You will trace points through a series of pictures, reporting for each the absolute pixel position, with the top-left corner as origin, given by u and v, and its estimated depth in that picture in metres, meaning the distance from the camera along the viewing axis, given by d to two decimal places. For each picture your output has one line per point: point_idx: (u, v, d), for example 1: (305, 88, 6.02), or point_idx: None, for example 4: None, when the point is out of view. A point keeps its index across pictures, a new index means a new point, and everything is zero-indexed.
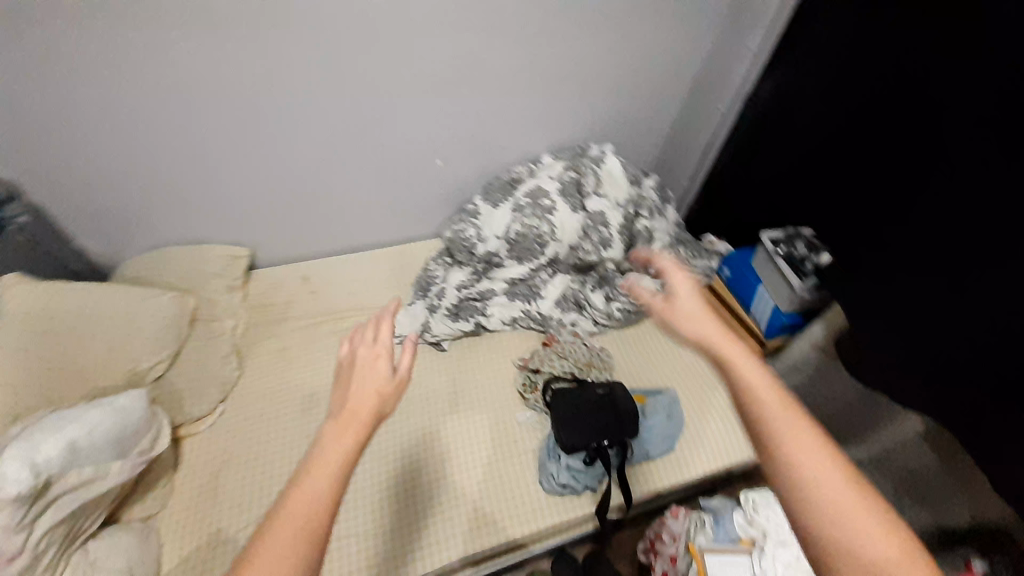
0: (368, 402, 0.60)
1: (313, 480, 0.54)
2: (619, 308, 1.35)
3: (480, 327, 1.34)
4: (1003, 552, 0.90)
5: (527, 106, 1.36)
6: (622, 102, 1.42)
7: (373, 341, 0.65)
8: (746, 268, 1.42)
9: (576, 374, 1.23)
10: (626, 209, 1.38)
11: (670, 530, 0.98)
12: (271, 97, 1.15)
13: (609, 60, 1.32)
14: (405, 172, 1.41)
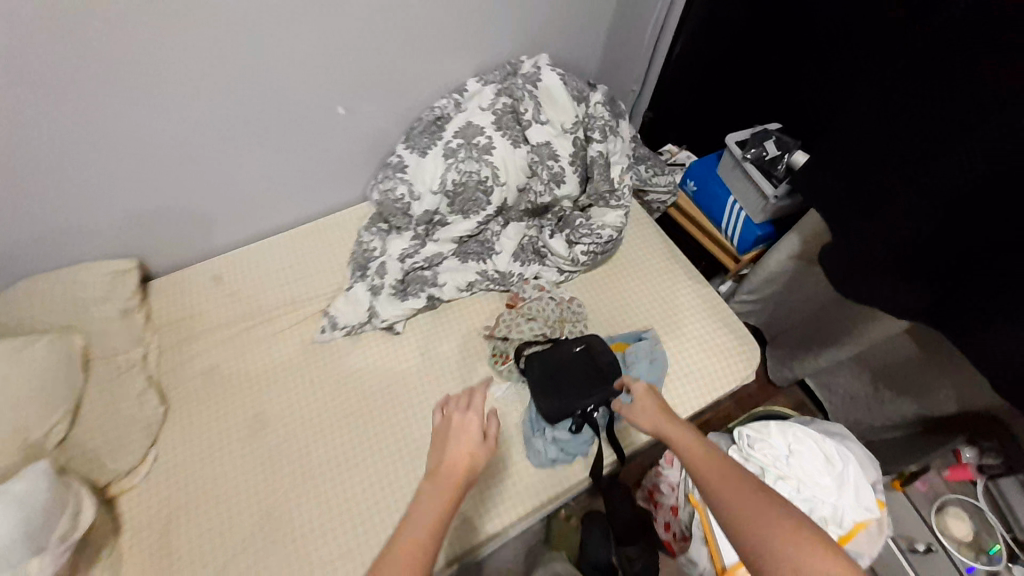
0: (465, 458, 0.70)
1: (415, 525, 0.63)
2: (584, 252, 1.17)
3: (434, 300, 1.18)
4: (991, 439, 0.96)
5: (439, 22, 1.07)
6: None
7: (465, 408, 0.75)
8: (713, 178, 1.29)
9: (549, 334, 1.12)
10: (576, 135, 1.16)
11: (669, 480, 1.00)
12: (97, 62, 0.85)
13: None
14: (305, 131, 1.14)
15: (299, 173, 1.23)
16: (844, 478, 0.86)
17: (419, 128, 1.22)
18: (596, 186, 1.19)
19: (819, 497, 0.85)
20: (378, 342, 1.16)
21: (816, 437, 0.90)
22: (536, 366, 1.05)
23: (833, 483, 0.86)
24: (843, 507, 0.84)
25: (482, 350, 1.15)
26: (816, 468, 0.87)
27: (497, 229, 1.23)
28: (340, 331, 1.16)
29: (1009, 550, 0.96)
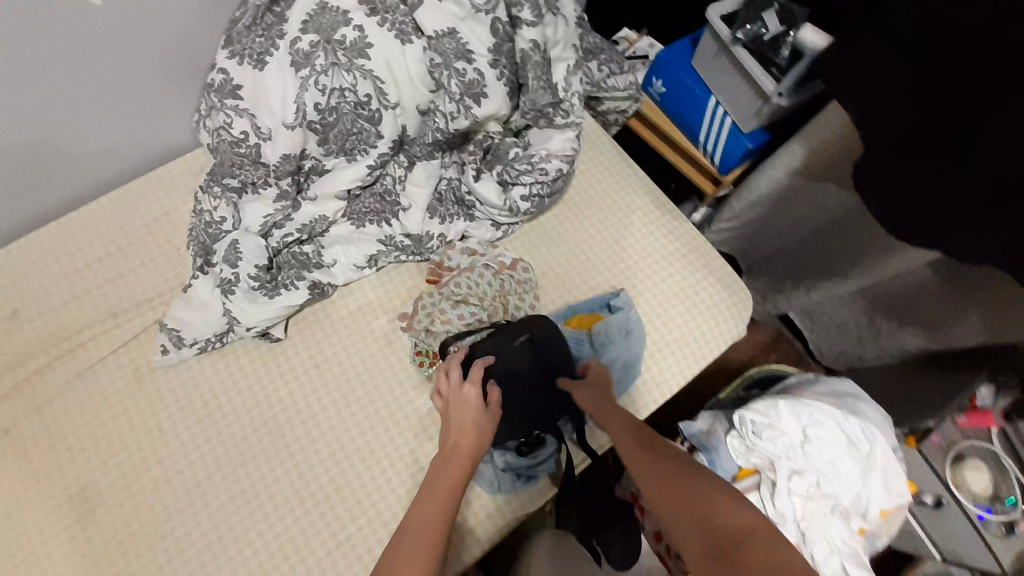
0: (469, 436, 0.69)
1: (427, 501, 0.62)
2: (525, 196, 0.84)
3: (323, 288, 0.83)
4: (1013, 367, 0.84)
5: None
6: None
7: (459, 382, 0.73)
8: (685, 73, 0.96)
9: (488, 317, 0.84)
10: (495, 15, 0.74)
11: None
12: None
13: None
14: (40, 39, 0.67)
15: (64, 115, 0.77)
16: (868, 455, 0.69)
17: (243, 20, 0.77)
18: (532, 98, 0.80)
19: (843, 486, 0.68)
20: (253, 355, 0.83)
21: (834, 409, 0.71)
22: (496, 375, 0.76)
23: (856, 465, 0.69)
24: (867, 491, 0.69)
25: (401, 352, 0.83)
26: (839, 450, 0.69)
27: (402, 173, 0.85)
28: (191, 350, 0.81)
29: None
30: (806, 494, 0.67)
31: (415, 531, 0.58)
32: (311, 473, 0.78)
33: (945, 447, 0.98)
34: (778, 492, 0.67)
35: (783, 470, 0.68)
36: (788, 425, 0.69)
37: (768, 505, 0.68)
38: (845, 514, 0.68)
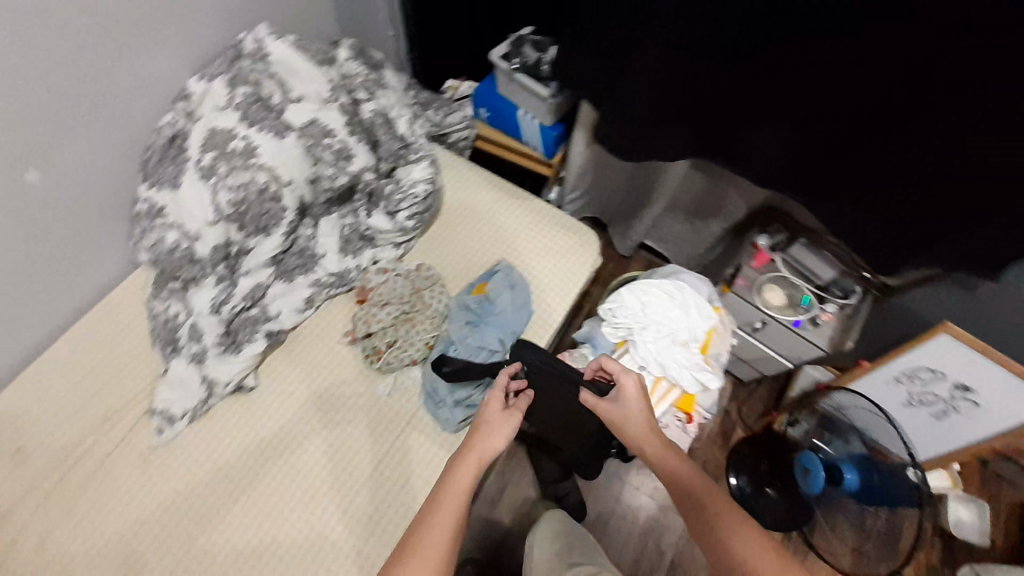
0: (487, 446, 0.76)
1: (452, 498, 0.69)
2: (410, 216, 1.11)
3: (278, 334, 1.04)
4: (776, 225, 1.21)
5: (110, 14, 0.84)
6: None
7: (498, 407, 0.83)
8: (495, 97, 1.29)
9: (410, 308, 1.07)
10: (339, 99, 1.03)
11: None
12: None
13: None
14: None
15: (22, 273, 0.94)
16: (688, 301, 1.03)
17: (153, 158, 1.02)
18: (387, 147, 1.10)
19: (678, 327, 1.01)
20: (236, 406, 1.02)
21: (655, 283, 1.04)
22: (522, 353, 0.99)
23: (682, 311, 1.02)
24: (696, 324, 1.01)
25: (353, 359, 1.05)
26: (666, 306, 1.02)
27: (311, 230, 1.10)
28: (182, 422, 0.99)
29: (816, 297, 1.14)
30: (654, 339, 1.00)
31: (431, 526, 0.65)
32: (314, 474, 0.96)
33: (750, 284, 1.19)
34: (639, 350, 1.00)
35: (637, 331, 1.01)
36: (627, 300, 1.03)
37: (636, 356, 1.01)
38: (688, 345, 1.00)
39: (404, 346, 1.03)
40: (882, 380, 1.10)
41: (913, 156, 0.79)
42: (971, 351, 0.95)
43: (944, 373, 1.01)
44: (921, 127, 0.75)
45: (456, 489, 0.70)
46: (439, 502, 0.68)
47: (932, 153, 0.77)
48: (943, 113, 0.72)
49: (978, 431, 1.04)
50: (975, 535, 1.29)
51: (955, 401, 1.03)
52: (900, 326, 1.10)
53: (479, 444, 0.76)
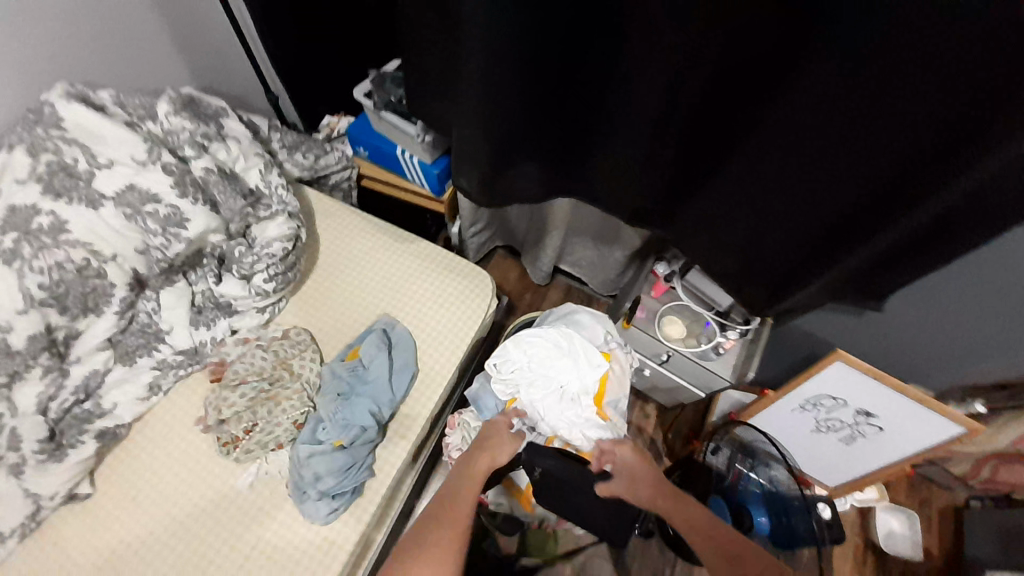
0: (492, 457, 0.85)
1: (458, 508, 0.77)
2: (268, 278, 0.97)
3: (111, 432, 0.91)
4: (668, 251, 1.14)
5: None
6: None
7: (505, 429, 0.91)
8: (373, 135, 1.18)
9: (271, 384, 0.94)
10: (161, 160, 0.91)
11: (456, 446, 0.99)
12: None
13: None
14: None
15: None
16: (577, 350, 0.96)
17: None
18: (229, 207, 0.96)
19: (567, 381, 0.94)
20: (67, 520, 0.88)
21: (540, 333, 0.97)
22: (537, 457, 0.87)
23: (571, 362, 0.95)
24: (586, 375, 0.95)
25: (206, 449, 0.91)
26: (553, 358, 0.95)
27: (153, 304, 0.95)
28: (12, 541, 0.84)
29: (718, 324, 1.09)
30: (540, 396, 0.95)
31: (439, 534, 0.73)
32: None
33: (652, 315, 1.15)
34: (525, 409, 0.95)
35: (523, 389, 0.95)
36: (512, 355, 0.96)
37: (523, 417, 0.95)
38: (579, 398, 0.95)
39: (268, 428, 0.91)
40: (789, 409, 1.05)
41: (757, 195, 0.75)
42: (868, 377, 0.91)
43: (846, 399, 0.97)
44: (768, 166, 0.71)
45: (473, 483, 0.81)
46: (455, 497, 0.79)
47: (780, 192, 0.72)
48: (786, 145, 0.67)
49: (885, 455, 1.01)
50: (905, 545, 1.28)
51: (860, 426, 1.00)
52: (797, 347, 1.06)
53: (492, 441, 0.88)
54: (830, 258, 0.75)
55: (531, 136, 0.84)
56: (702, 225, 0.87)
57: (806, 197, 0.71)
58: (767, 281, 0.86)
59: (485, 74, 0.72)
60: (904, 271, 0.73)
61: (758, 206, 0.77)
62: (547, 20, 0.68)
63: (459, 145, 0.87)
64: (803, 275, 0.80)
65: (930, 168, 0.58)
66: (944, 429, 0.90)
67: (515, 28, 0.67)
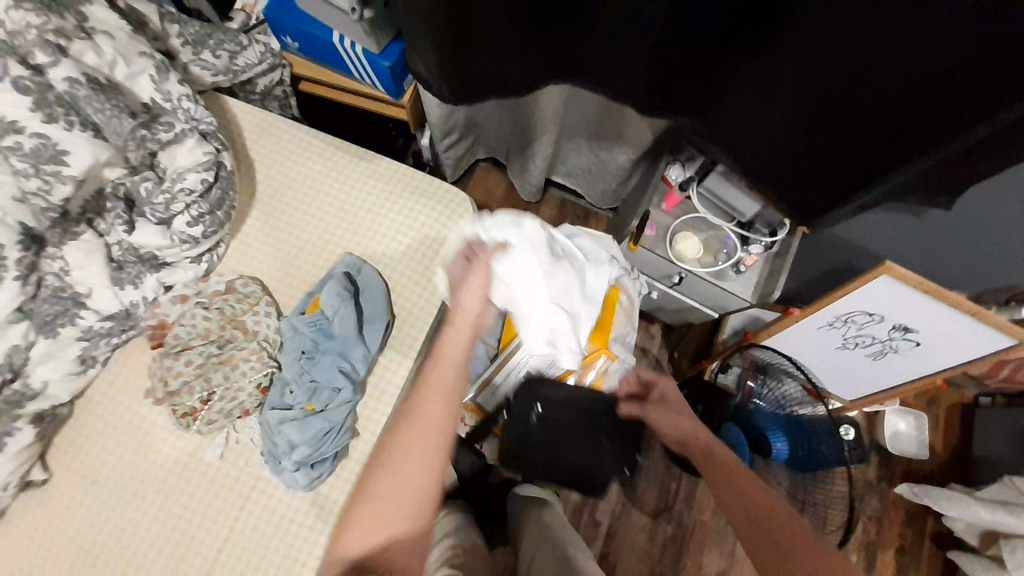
0: (454, 345, 0.61)
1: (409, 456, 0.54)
2: (192, 221, 0.79)
3: (51, 413, 0.79)
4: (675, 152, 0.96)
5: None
6: None
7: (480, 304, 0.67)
8: (299, 19, 0.90)
9: (221, 347, 0.81)
10: (6, 72, 0.67)
11: None
12: None
13: None
14: None
15: None
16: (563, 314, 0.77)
17: None
18: (114, 130, 0.73)
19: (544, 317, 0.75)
20: (32, 506, 0.80)
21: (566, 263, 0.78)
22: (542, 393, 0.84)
23: (560, 313, 0.76)
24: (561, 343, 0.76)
25: (164, 422, 0.81)
26: (562, 285, 0.77)
27: (60, 263, 0.78)
28: None
29: (740, 238, 0.95)
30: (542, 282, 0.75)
31: (386, 499, 0.54)
32: None
33: (662, 233, 0.99)
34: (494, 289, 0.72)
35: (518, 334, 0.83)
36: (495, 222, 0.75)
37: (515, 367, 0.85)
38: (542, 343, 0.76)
39: (229, 394, 0.79)
40: (814, 326, 0.94)
41: (748, 114, 0.67)
42: (917, 292, 0.77)
43: (882, 315, 0.85)
44: (762, 88, 0.62)
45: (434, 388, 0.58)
46: (404, 440, 0.55)
47: (773, 113, 0.64)
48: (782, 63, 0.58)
49: (917, 367, 0.92)
50: (911, 445, 1.24)
51: (894, 341, 0.89)
52: (830, 252, 0.92)
53: (461, 317, 0.64)
54: (877, 158, 0.60)
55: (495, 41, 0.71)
56: (729, 126, 0.71)
57: (868, 73, 0.52)
58: (791, 187, 0.73)
59: None
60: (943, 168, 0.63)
61: (787, 94, 0.61)
62: None
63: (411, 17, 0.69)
64: (835, 178, 0.67)
65: (933, 112, 0.51)
66: (992, 342, 0.79)
67: None
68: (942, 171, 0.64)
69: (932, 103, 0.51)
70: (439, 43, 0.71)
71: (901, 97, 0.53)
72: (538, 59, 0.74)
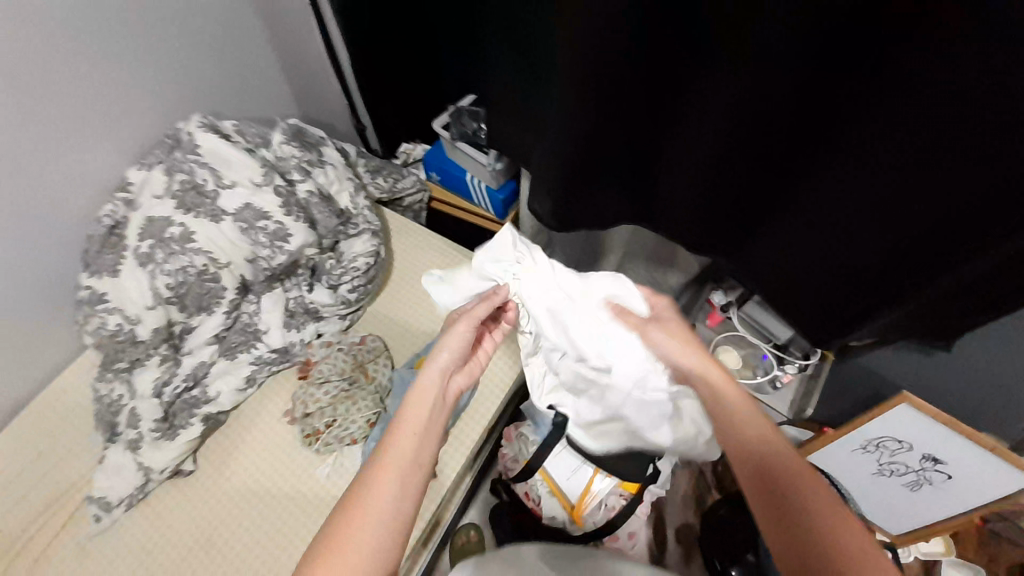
0: (420, 418, 0.66)
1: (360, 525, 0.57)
2: (350, 290, 1.12)
3: (214, 416, 1.03)
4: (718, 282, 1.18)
5: (28, 119, 0.86)
6: (190, 42, 1.03)
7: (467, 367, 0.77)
8: (445, 161, 1.29)
9: (350, 385, 1.05)
10: (273, 182, 1.03)
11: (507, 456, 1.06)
12: None
13: (138, 28, 0.94)
14: None
15: None
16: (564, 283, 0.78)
17: (93, 248, 1.00)
18: (324, 225, 1.09)
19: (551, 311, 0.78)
20: (171, 492, 0.99)
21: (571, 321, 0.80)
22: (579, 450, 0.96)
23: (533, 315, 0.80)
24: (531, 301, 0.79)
25: (291, 439, 1.03)
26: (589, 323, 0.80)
27: (254, 307, 1.09)
28: (121, 508, 0.96)
29: (776, 357, 1.13)
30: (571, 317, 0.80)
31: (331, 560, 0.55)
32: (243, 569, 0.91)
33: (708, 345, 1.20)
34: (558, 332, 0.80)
35: None
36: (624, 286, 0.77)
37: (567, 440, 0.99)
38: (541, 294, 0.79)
39: (345, 424, 1.02)
40: (849, 450, 1.03)
41: (791, 260, 0.83)
42: (939, 425, 0.87)
43: (911, 444, 0.94)
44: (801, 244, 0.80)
45: (391, 463, 0.61)
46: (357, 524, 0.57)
47: (813, 263, 0.80)
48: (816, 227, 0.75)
49: (957, 502, 0.96)
50: None
51: (926, 471, 0.96)
52: (857, 384, 1.04)
53: (418, 395, 0.69)
54: (869, 298, 0.78)
55: (604, 183, 0.88)
56: (754, 267, 0.91)
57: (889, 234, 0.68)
58: (835, 321, 0.86)
59: (576, 104, 0.73)
60: (952, 325, 0.76)
61: (823, 249, 0.77)
62: (629, 112, 0.75)
63: (540, 169, 0.90)
64: (872, 314, 0.80)
65: (943, 268, 0.66)
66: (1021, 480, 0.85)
67: (602, 105, 0.73)
68: (926, 326, 0.79)
69: (905, 265, 0.70)
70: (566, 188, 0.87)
71: (922, 258, 0.67)
72: (633, 199, 0.94)
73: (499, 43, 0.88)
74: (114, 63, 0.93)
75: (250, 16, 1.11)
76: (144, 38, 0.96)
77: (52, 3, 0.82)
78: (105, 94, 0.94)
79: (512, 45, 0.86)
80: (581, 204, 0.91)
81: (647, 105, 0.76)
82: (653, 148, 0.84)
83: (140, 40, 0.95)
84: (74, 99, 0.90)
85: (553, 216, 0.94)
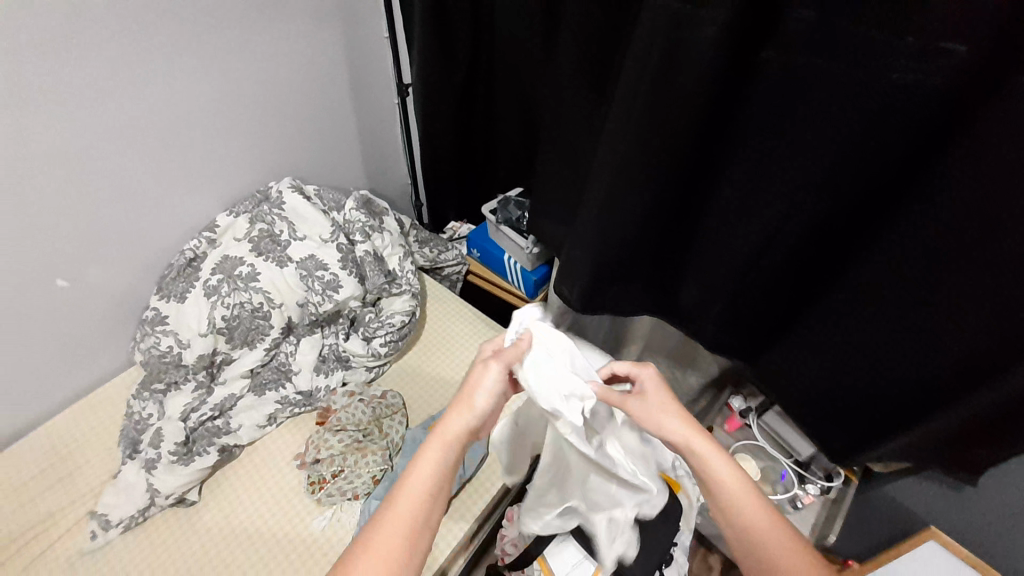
0: (435, 461, 0.57)
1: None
2: (383, 344, 1.19)
3: (230, 449, 1.05)
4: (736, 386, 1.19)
5: (153, 159, 1.04)
6: (296, 120, 1.25)
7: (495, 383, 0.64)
8: (487, 241, 1.41)
9: (363, 437, 1.08)
10: (338, 240, 1.18)
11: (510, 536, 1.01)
12: None
13: (260, 106, 1.16)
14: (39, 315, 1.01)
15: (38, 362, 1.06)
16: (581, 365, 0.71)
17: (169, 274, 1.12)
18: (372, 281, 1.21)
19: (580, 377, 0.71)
20: (168, 521, 0.99)
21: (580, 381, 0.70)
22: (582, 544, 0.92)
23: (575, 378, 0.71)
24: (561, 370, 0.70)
25: (296, 485, 1.04)
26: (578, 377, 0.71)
27: (292, 348, 1.16)
28: (117, 529, 0.96)
29: (796, 475, 1.09)
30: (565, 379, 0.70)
31: None
32: None
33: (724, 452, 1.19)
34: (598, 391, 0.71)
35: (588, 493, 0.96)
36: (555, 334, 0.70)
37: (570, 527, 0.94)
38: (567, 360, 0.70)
39: (351, 477, 1.03)
40: None
41: (810, 368, 0.89)
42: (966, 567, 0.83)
43: None
44: (820, 350, 0.86)
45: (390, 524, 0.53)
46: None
47: (831, 369, 0.86)
48: (833, 332, 0.83)
49: None
50: None
51: None
52: (889, 515, 0.99)
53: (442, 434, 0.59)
54: (890, 415, 0.81)
55: (631, 274, 0.98)
56: (775, 368, 0.95)
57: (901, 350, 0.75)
58: (855, 433, 0.88)
59: (614, 207, 0.86)
60: (976, 454, 0.76)
61: (843, 356, 0.83)
62: (662, 219, 0.88)
63: (572, 260, 1.00)
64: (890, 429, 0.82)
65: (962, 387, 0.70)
66: None
67: (638, 211, 0.85)
68: (948, 456, 0.80)
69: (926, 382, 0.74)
70: (598, 278, 0.97)
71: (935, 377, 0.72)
72: (657, 294, 1.03)
73: (553, 149, 1.06)
74: (237, 129, 1.14)
75: (347, 106, 1.35)
76: (261, 112, 1.17)
77: (207, 82, 1.05)
78: (219, 151, 1.14)
79: (568, 155, 1.04)
80: (610, 292, 1.01)
81: (672, 214, 0.88)
82: (678, 249, 0.95)
83: (259, 115, 1.17)
84: (194, 153, 1.09)
85: (585, 303, 1.02)
